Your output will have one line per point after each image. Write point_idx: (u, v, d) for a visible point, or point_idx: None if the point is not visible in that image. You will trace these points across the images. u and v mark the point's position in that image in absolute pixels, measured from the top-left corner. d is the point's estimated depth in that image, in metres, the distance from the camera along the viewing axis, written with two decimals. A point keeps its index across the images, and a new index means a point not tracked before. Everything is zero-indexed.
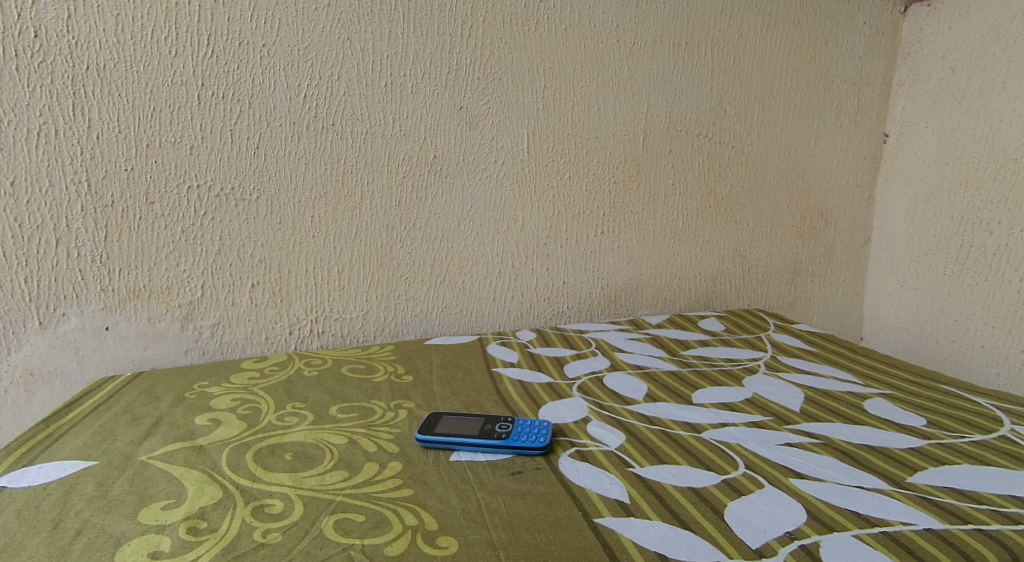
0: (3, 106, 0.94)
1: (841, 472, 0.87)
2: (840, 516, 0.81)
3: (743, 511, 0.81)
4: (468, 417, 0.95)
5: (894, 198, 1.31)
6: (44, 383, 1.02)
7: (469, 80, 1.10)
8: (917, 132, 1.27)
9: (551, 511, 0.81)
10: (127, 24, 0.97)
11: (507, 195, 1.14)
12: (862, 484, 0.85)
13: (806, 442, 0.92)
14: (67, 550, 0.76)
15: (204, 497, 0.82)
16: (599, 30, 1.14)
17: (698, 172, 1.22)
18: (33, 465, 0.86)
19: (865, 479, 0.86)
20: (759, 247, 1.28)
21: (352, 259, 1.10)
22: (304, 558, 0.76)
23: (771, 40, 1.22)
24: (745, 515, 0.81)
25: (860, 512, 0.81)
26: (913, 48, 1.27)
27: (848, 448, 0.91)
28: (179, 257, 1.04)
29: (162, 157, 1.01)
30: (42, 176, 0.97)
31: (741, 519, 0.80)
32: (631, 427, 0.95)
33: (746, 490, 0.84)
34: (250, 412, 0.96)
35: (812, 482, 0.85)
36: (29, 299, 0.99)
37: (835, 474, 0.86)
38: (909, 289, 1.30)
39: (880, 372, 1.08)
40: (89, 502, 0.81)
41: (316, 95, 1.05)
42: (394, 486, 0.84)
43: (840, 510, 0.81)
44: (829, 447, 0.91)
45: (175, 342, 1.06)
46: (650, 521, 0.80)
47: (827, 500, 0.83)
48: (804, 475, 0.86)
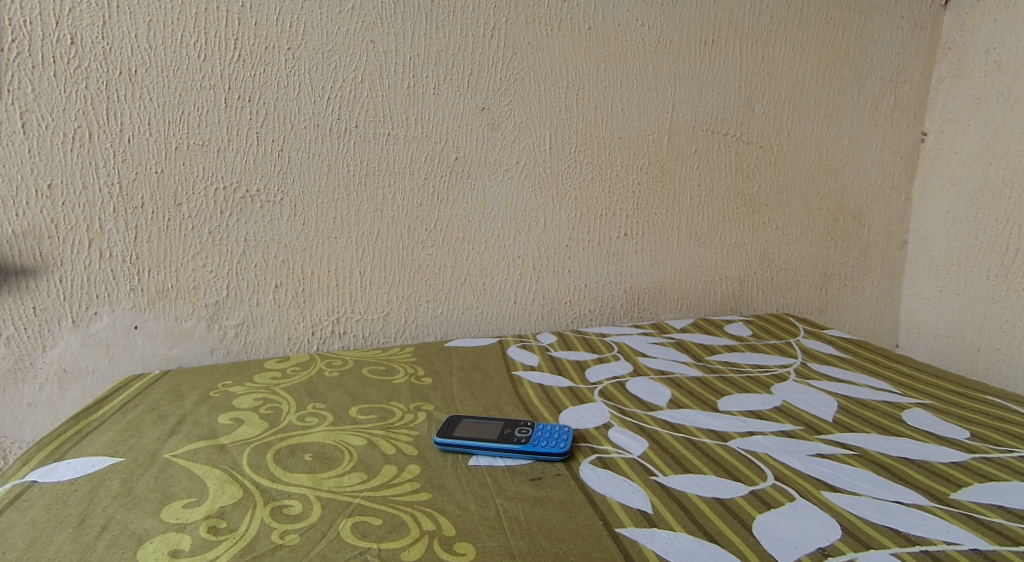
0: (40, 111, 0.93)
1: (877, 485, 0.75)
2: (877, 532, 0.70)
3: (772, 525, 0.70)
4: (487, 420, 0.84)
5: (933, 199, 1.27)
6: (76, 380, 1.00)
7: (492, 81, 1.08)
8: (959, 129, 1.23)
9: (572, 518, 0.71)
10: (159, 30, 0.96)
11: (529, 197, 1.12)
12: (901, 499, 0.74)
13: (839, 453, 0.80)
14: (92, 547, 0.68)
15: (225, 497, 0.73)
16: (624, 28, 1.12)
17: (725, 172, 1.20)
18: (62, 460, 0.78)
19: (904, 494, 0.74)
20: (789, 250, 1.25)
21: (374, 260, 1.08)
22: None
23: (802, 36, 1.20)
24: (774, 529, 0.70)
25: (898, 529, 0.70)
26: (954, 42, 1.23)
27: (885, 460, 0.79)
28: (205, 258, 1.02)
29: (190, 159, 0.99)
30: (76, 179, 0.96)
31: (770, 533, 0.70)
32: (655, 435, 0.83)
33: (776, 502, 0.73)
34: (272, 412, 0.88)
35: (846, 495, 0.74)
36: (63, 299, 0.98)
37: (872, 488, 0.75)
38: (949, 294, 1.26)
39: (918, 382, 0.97)
40: (114, 499, 0.73)
41: (339, 97, 1.03)
42: (411, 490, 0.74)
43: (877, 527, 0.70)
44: (863, 459, 0.79)
45: (202, 341, 1.04)
46: (674, 533, 0.70)
47: (862, 515, 0.72)
48: (837, 488, 0.75)
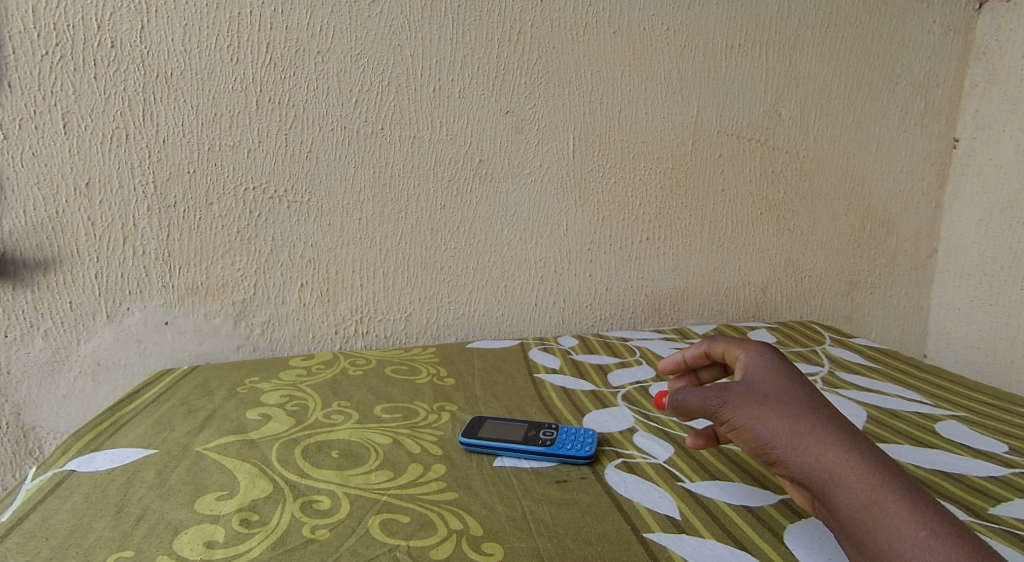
0: (81, 112, 0.95)
1: None
2: None
3: (803, 534, 0.71)
4: (512, 422, 0.85)
5: (965, 206, 1.27)
6: (109, 373, 1.02)
7: (516, 84, 1.09)
8: (993, 135, 1.23)
9: (599, 523, 0.72)
10: (194, 33, 0.97)
11: (552, 201, 1.13)
12: None
13: None
14: (129, 536, 0.69)
15: (257, 490, 0.75)
16: (650, 32, 1.12)
17: (749, 177, 1.20)
18: (99, 451, 0.80)
19: None
20: (814, 256, 1.26)
21: (397, 261, 1.09)
22: (351, 558, 0.68)
23: (831, 41, 1.20)
24: (805, 539, 0.71)
25: None
26: (989, 46, 1.23)
27: (919, 473, 0.80)
28: (234, 257, 1.03)
29: (222, 160, 1.01)
30: (112, 177, 0.98)
31: (802, 543, 0.70)
32: (680, 441, 0.84)
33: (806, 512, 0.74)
34: (298, 409, 0.90)
35: None
36: (98, 294, 1.00)
37: None
38: (980, 304, 1.26)
39: (952, 394, 0.97)
40: (149, 490, 0.75)
41: (367, 100, 1.04)
42: (438, 489, 0.75)
43: None
44: None
45: (229, 338, 1.06)
46: (703, 539, 0.71)
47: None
48: None
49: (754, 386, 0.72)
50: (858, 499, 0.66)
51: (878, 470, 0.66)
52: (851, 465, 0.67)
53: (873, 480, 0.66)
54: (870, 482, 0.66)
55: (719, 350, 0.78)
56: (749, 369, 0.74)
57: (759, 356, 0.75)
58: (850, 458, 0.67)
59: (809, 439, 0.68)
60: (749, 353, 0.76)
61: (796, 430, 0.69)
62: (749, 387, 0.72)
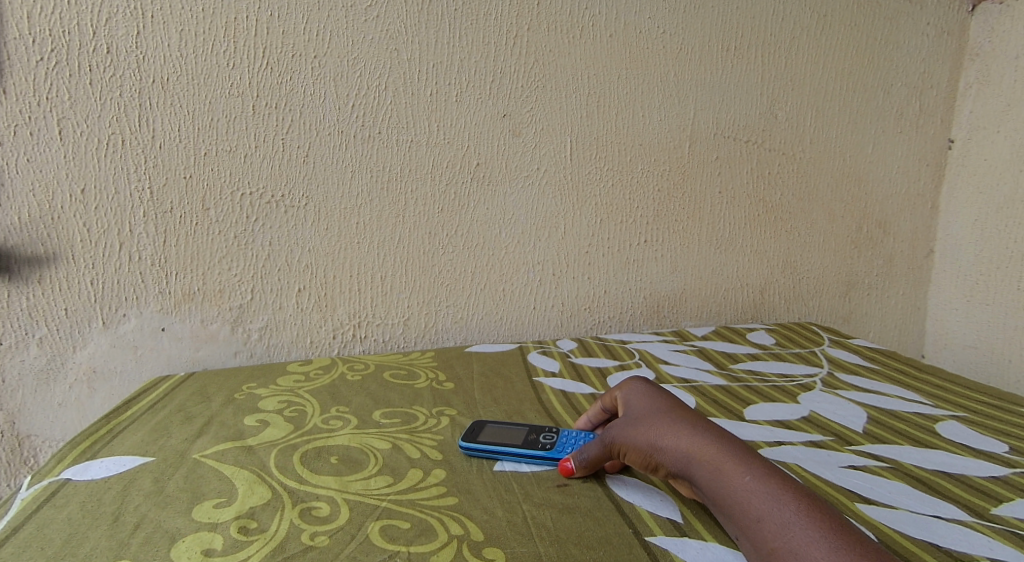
0: (77, 118, 0.95)
1: (915, 499, 0.76)
2: (917, 547, 0.70)
3: None
4: (513, 425, 0.84)
5: (961, 207, 1.27)
6: (105, 380, 1.01)
7: (513, 87, 1.09)
8: (988, 136, 1.23)
9: (600, 527, 0.71)
10: (190, 39, 0.97)
11: (550, 203, 1.13)
12: (940, 514, 0.74)
13: (873, 465, 0.80)
14: (126, 545, 0.69)
15: (254, 497, 0.74)
16: (646, 34, 1.12)
17: (746, 179, 1.20)
18: (95, 459, 0.80)
19: (943, 508, 0.75)
20: (812, 257, 1.26)
21: (395, 265, 1.09)
22: None
23: (826, 43, 1.20)
24: None
25: (939, 544, 0.70)
26: (983, 48, 1.23)
27: (921, 473, 0.79)
28: (230, 262, 1.03)
29: (218, 166, 1.00)
30: (108, 183, 0.97)
31: None
32: None
33: None
34: (296, 415, 0.89)
35: (883, 508, 0.74)
36: (94, 300, 0.99)
37: (908, 501, 0.75)
38: (978, 304, 1.26)
39: (952, 394, 0.97)
40: (146, 498, 0.74)
41: (364, 104, 1.04)
42: (438, 494, 0.75)
43: (917, 542, 0.70)
44: (898, 472, 0.79)
45: (226, 344, 1.05)
46: (705, 542, 0.70)
47: (901, 529, 0.72)
48: (872, 501, 0.75)
49: (633, 414, 0.77)
50: (723, 489, 0.69)
51: (739, 460, 0.70)
52: (713, 458, 0.70)
53: (733, 468, 0.69)
54: (730, 471, 0.69)
55: (608, 401, 0.82)
56: (627, 405, 0.79)
57: (635, 390, 0.80)
58: (711, 453, 0.71)
59: (678, 446, 0.72)
60: (626, 390, 0.81)
61: (668, 440, 0.73)
62: (631, 415, 0.77)
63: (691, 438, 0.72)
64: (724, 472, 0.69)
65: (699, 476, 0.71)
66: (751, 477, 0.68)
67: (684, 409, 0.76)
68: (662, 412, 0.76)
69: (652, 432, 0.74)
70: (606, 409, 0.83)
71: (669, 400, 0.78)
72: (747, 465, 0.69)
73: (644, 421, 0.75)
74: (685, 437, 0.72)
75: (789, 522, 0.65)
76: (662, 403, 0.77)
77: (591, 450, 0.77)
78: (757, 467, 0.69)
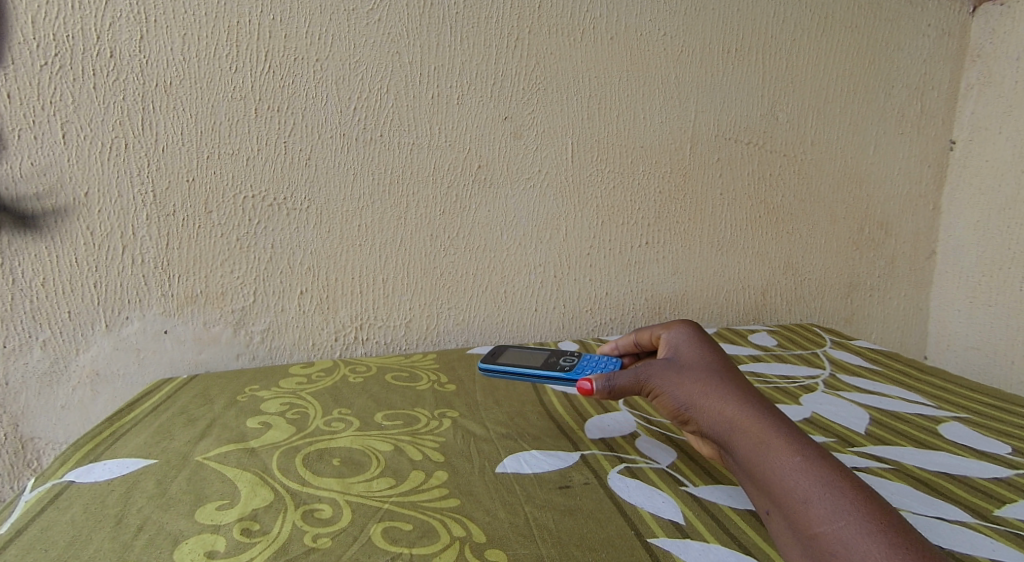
0: (80, 121, 0.95)
1: (917, 501, 0.76)
2: None
3: None
4: (533, 356, 0.90)
5: (963, 208, 1.27)
6: (108, 383, 1.02)
7: (515, 90, 1.09)
8: (989, 138, 1.23)
9: (602, 529, 0.72)
10: (193, 43, 0.97)
11: (551, 205, 1.13)
12: (943, 515, 0.74)
13: (875, 466, 0.80)
14: (129, 547, 0.69)
15: (258, 499, 0.74)
16: (646, 37, 1.12)
17: (747, 181, 1.20)
18: (98, 462, 0.80)
19: (945, 510, 0.75)
20: (814, 259, 1.26)
21: (396, 267, 1.09)
22: None
23: (827, 44, 1.20)
24: None
25: (942, 546, 0.70)
26: (983, 49, 1.24)
27: (924, 475, 0.80)
28: (233, 264, 1.03)
29: (221, 168, 1.01)
30: (112, 187, 0.98)
31: None
32: (683, 444, 0.84)
33: None
34: (299, 417, 0.89)
35: None
36: (97, 303, 1.00)
37: (911, 503, 0.75)
38: (979, 305, 1.26)
39: (954, 396, 0.97)
40: (149, 500, 0.74)
41: (365, 107, 1.04)
42: (440, 496, 0.75)
43: None
44: (900, 473, 0.79)
45: (228, 346, 1.05)
46: (707, 544, 0.70)
47: None
48: None
49: (676, 365, 0.78)
50: (771, 466, 0.69)
51: (790, 440, 0.70)
52: (761, 434, 0.71)
53: (783, 447, 0.69)
54: (778, 450, 0.69)
55: (645, 337, 0.87)
56: (672, 348, 0.82)
57: (682, 335, 0.83)
58: (760, 428, 0.71)
59: (724, 414, 0.73)
60: (673, 332, 0.84)
61: (713, 405, 0.74)
62: (676, 362, 0.79)
63: (739, 410, 0.73)
64: (772, 450, 0.70)
65: (743, 449, 0.71)
66: (801, 458, 0.69)
67: (732, 376, 0.77)
68: (710, 372, 0.77)
69: (697, 392, 0.75)
70: (640, 344, 0.88)
71: (716, 359, 0.79)
72: (797, 446, 0.69)
73: (687, 377, 0.76)
74: (732, 407, 0.73)
75: (839, 509, 0.65)
76: (708, 363, 0.78)
77: (620, 379, 0.77)
78: (808, 450, 0.69)
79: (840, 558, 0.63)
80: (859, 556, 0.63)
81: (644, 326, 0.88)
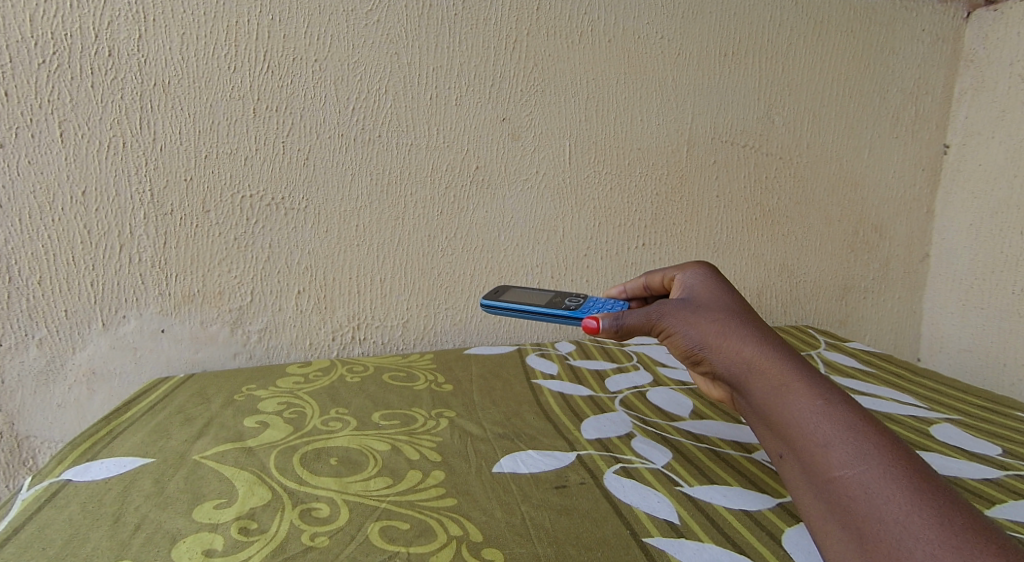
0: (78, 120, 0.96)
1: None
2: None
3: (802, 538, 0.71)
4: (537, 296, 0.89)
5: (956, 211, 1.28)
6: (104, 381, 1.02)
7: (512, 91, 1.09)
8: (981, 142, 1.24)
9: (599, 528, 0.72)
10: (192, 42, 0.98)
11: (548, 207, 1.14)
12: None
13: None
14: (127, 545, 0.69)
15: (255, 498, 0.75)
16: (644, 40, 1.13)
17: (743, 183, 1.21)
18: (95, 460, 0.80)
19: None
20: (809, 261, 1.26)
21: (394, 267, 1.09)
22: None
23: (823, 48, 1.21)
24: (804, 542, 0.71)
25: None
26: (977, 54, 1.24)
27: None
28: (230, 264, 1.03)
29: (219, 168, 1.01)
30: (109, 186, 0.98)
31: (800, 546, 0.70)
32: (678, 444, 0.85)
33: None
34: (296, 416, 0.90)
35: None
36: (94, 302, 1.00)
37: None
38: (972, 308, 1.27)
39: (947, 398, 0.98)
40: (147, 498, 0.75)
41: (364, 108, 1.04)
42: (437, 495, 0.76)
43: None
44: None
45: (225, 345, 1.05)
46: (702, 543, 0.71)
47: None
48: None
49: (691, 305, 0.76)
50: (791, 409, 0.68)
51: (812, 383, 0.68)
52: (782, 376, 0.70)
53: (804, 391, 0.68)
54: (800, 393, 0.68)
55: (656, 280, 0.86)
56: (687, 288, 0.80)
57: (697, 274, 0.81)
58: (781, 370, 0.70)
59: (743, 356, 0.72)
60: (687, 273, 0.82)
61: (731, 346, 0.72)
62: (691, 303, 0.77)
63: (759, 352, 0.71)
64: (793, 393, 0.68)
65: (762, 392, 0.70)
66: (823, 401, 0.67)
67: (750, 317, 0.75)
68: (727, 313, 0.75)
69: (715, 332, 0.74)
70: (650, 287, 0.87)
71: (732, 300, 0.77)
72: (820, 389, 0.68)
73: (703, 318, 0.75)
74: (752, 348, 0.72)
75: (862, 453, 0.64)
76: (724, 304, 0.76)
77: (629, 317, 0.76)
78: (831, 393, 0.68)
79: (861, 503, 0.62)
80: (881, 501, 0.62)
81: (654, 269, 0.87)
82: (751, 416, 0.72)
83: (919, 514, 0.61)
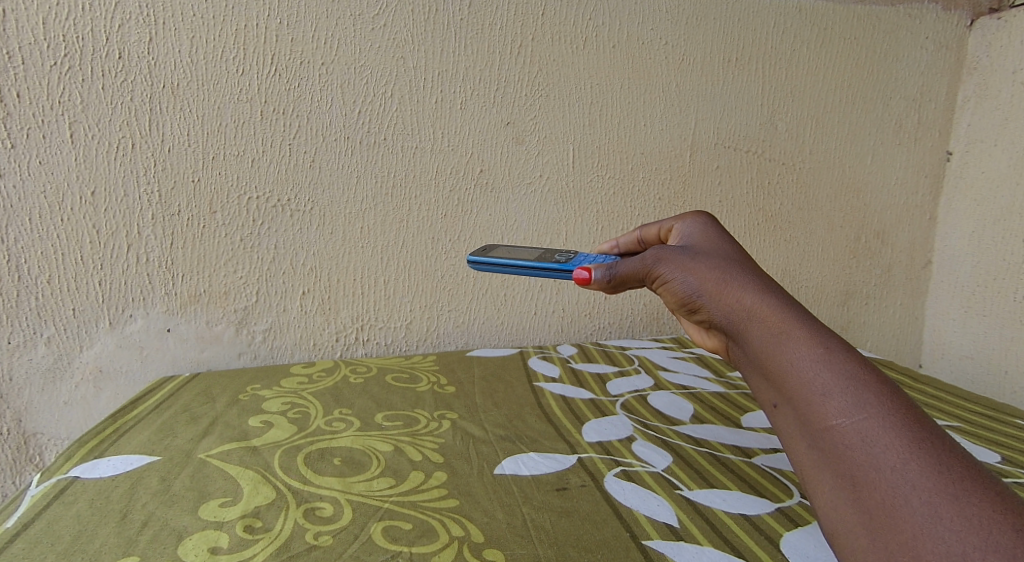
0: (88, 121, 0.97)
1: None
2: None
3: (800, 543, 0.72)
4: (525, 252, 0.87)
5: (959, 218, 1.28)
6: (111, 380, 1.03)
7: (517, 96, 1.10)
8: (985, 149, 1.24)
9: (599, 530, 0.73)
10: (201, 45, 0.99)
11: (552, 210, 1.14)
12: None
13: None
14: (134, 542, 0.70)
15: (259, 497, 0.75)
16: (648, 46, 1.14)
17: (746, 189, 1.22)
18: (102, 458, 0.81)
19: None
20: (811, 266, 1.27)
21: (398, 269, 1.10)
22: None
23: (827, 55, 1.21)
24: (802, 548, 0.71)
25: None
26: (981, 62, 1.25)
27: None
28: (236, 265, 1.04)
29: (226, 169, 1.02)
30: (118, 186, 0.99)
31: (798, 552, 0.71)
32: (678, 448, 0.86)
33: (803, 520, 0.75)
34: (300, 416, 0.90)
35: None
36: (101, 300, 1.01)
37: None
38: (975, 315, 1.27)
39: (947, 404, 0.99)
40: (153, 496, 0.75)
41: (370, 111, 1.05)
42: (439, 496, 0.76)
43: None
44: None
45: (230, 345, 1.06)
46: (701, 546, 0.71)
47: None
48: None
49: (691, 255, 0.76)
50: (790, 357, 0.67)
51: (812, 331, 0.67)
52: (781, 324, 0.68)
53: (805, 339, 0.67)
54: (800, 341, 0.67)
55: (651, 233, 0.88)
56: (684, 238, 0.83)
57: (697, 229, 0.83)
58: (780, 318, 0.69)
59: (743, 303, 0.71)
60: (686, 223, 0.84)
61: (731, 294, 0.72)
62: (691, 252, 0.77)
63: (759, 300, 0.70)
64: (793, 341, 0.67)
65: (761, 339, 0.69)
66: (823, 349, 0.66)
67: (751, 267, 0.74)
68: (727, 262, 0.75)
69: (715, 280, 0.73)
70: (644, 241, 0.89)
71: (733, 251, 0.77)
72: (820, 337, 0.67)
73: (704, 267, 0.74)
74: (752, 297, 0.71)
75: (861, 402, 0.63)
76: (724, 255, 0.76)
77: (623, 266, 0.77)
78: (832, 341, 0.66)
79: (856, 451, 0.62)
80: (878, 449, 0.61)
81: (649, 223, 0.89)
82: (746, 365, 0.71)
83: (916, 462, 0.60)
